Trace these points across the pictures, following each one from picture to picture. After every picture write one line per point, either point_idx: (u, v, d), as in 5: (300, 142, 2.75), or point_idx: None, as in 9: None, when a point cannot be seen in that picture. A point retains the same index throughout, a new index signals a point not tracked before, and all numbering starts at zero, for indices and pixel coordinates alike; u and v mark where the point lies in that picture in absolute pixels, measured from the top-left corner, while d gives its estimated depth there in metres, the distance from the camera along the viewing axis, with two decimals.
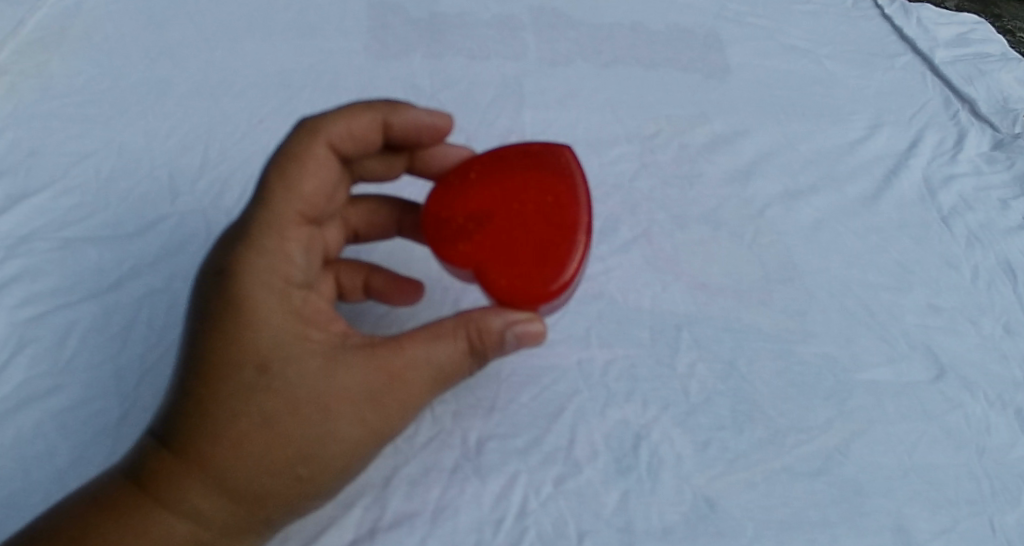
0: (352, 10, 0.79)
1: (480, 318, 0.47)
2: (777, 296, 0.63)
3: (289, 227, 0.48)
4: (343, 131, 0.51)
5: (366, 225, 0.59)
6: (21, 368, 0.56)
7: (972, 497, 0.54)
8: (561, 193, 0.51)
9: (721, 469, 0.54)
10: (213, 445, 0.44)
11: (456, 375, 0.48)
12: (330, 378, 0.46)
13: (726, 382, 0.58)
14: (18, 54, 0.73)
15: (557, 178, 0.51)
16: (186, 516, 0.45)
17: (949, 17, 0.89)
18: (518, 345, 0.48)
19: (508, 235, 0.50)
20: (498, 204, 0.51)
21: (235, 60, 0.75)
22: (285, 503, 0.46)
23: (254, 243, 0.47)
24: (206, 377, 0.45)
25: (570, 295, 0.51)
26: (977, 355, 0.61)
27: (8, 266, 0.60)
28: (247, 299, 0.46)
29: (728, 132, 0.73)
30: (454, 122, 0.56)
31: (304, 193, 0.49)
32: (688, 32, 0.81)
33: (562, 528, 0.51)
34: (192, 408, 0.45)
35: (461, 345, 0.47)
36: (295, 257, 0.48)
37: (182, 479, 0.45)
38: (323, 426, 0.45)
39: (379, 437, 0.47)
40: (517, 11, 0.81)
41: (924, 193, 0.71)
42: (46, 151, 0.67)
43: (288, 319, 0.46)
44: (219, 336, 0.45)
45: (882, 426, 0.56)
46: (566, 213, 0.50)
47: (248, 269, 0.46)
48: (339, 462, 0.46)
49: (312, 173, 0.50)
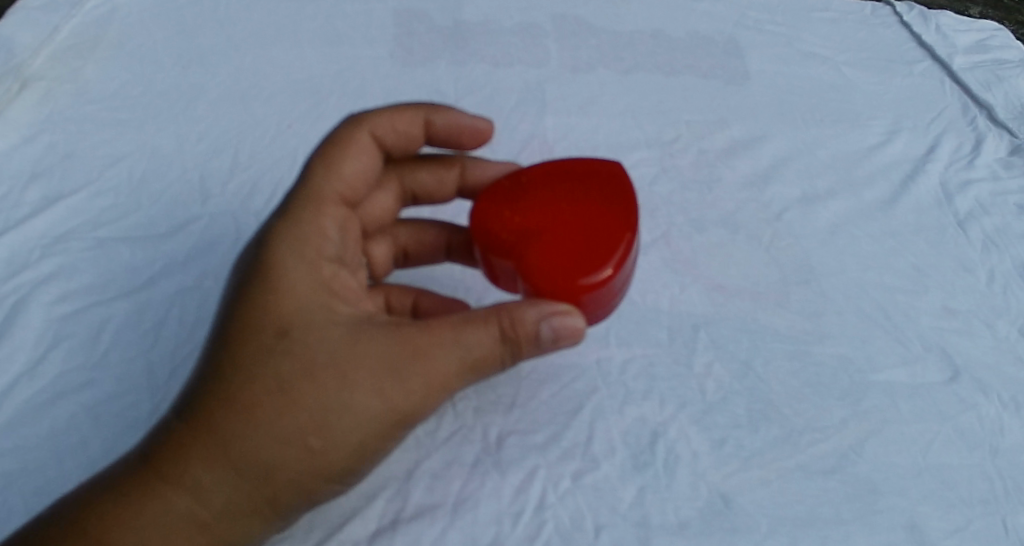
0: (379, 18, 0.82)
1: (515, 309, 0.46)
2: (793, 298, 0.64)
3: (326, 203, 0.51)
4: (386, 124, 0.55)
5: (414, 243, 0.62)
6: (56, 362, 0.58)
7: (985, 497, 0.55)
8: (612, 199, 0.52)
9: (736, 466, 0.55)
10: (228, 406, 0.46)
11: (485, 365, 0.47)
12: (349, 347, 0.46)
13: (742, 382, 0.59)
14: (54, 61, 0.76)
15: (610, 186, 0.53)
16: (192, 487, 0.46)
17: (969, 24, 0.89)
18: (555, 341, 0.47)
19: (554, 230, 0.51)
20: (547, 203, 0.53)
21: (265, 66, 0.77)
22: (294, 477, 0.46)
23: (293, 215, 0.50)
24: (231, 340, 0.47)
25: (609, 296, 0.51)
26: (991, 357, 0.62)
27: (45, 264, 0.63)
28: (276, 267, 0.48)
29: (747, 137, 0.74)
30: (494, 127, 0.58)
31: (344, 174, 0.53)
32: (708, 39, 0.83)
33: (579, 521, 0.52)
34: (214, 371, 0.47)
35: (491, 331, 0.46)
36: (328, 232, 0.51)
37: (194, 443, 0.46)
38: (336, 395, 0.45)
39: (395, 416, 0.47)
40: (539, 18, 0.83)
41: (940, 198, 0.72)
42: (81, 153, 0.70)
43: (314, 290, 0.48)
44: (247, 302, 0.48)
45: (896, 426, 0.57)
46: (615, 216, 0.51)
47: (282, 238, 0.49)
48: (351, 437, 0.46)
49: (353, 157, 0.53)
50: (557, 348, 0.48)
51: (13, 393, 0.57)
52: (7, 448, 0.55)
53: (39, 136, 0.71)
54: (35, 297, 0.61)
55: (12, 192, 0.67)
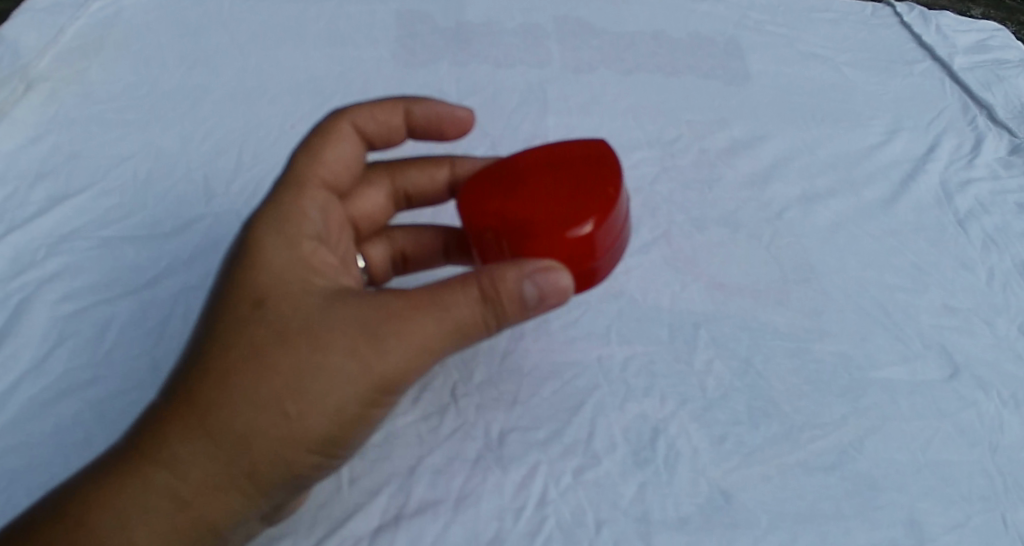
0: (382, 19, 0.82)
1: (495, 270, 0.46)
2: (794, 296, 0.64)
3: (307, 186, 0.53)
4: (367, 115, 0.57)
5: (412, 245, 0.63)
6: (61, 359, 0.59)
7: (985, 493, 0.55)
8: (593, 164, 0.51)
9: (736, 462, 0.55)
10: (206, 378, 0.46)
11: (467, 329, 0.47)
12: (325, 314, 0.47)
13: (742, 379, 0.59)
14: (60, 62, 0.77)
15: (589, 147, 0.53)
16: (170, 462, 0.45)
17: (969, 24, 0.89)
18: (540, 301, 0.46)
19: (536, 192, 0.50)
20: (528, 167, 0.52)
21: (269, 67, 0.78)
22: (272, 447, 0.45)
23: (275, 197, 0.52)
24: (213, 317, 0.48)
25: (596, 252, 0.50)
26: (991, 355, 0.62)
27: (50, 263, 0.63)
28: (255, 243, 0.49)
29: (748, 137, 0.75)
30: (474, 115, 0.60)
31: (326, 160, 0.54)
32: (709, 40, 0.83)
33: (580, 516, 0.52)
34: (196, 348, 0.48)
35: (470, 293, 0.46)
36: (308, 211, 0.52)
37: (173, 418, 0.46)
38: (312, 359, 0.45)
39: (374, 381, 0.46)
40: (541, 20, 0.83)
41: (940, 197, 0.72)
42: (86, 154, 0.71)
43: (292, 263, 0.49)
44: (228, 280, 0.49)
45: (896, 423, 0.58)
46: (594, 172, 0.51)
47: (263, 217, 0.51)
48: (329, 403, 0.46)
49: (335, 144, 0.55)
50: (543, 308, 0.47)
51: (19, 390, 0.57)
52: (13, 445, 0.55)
53: (45, 136, 0.71)
54: (40, 295, 0.62)
55: (18, 192, 0.67)
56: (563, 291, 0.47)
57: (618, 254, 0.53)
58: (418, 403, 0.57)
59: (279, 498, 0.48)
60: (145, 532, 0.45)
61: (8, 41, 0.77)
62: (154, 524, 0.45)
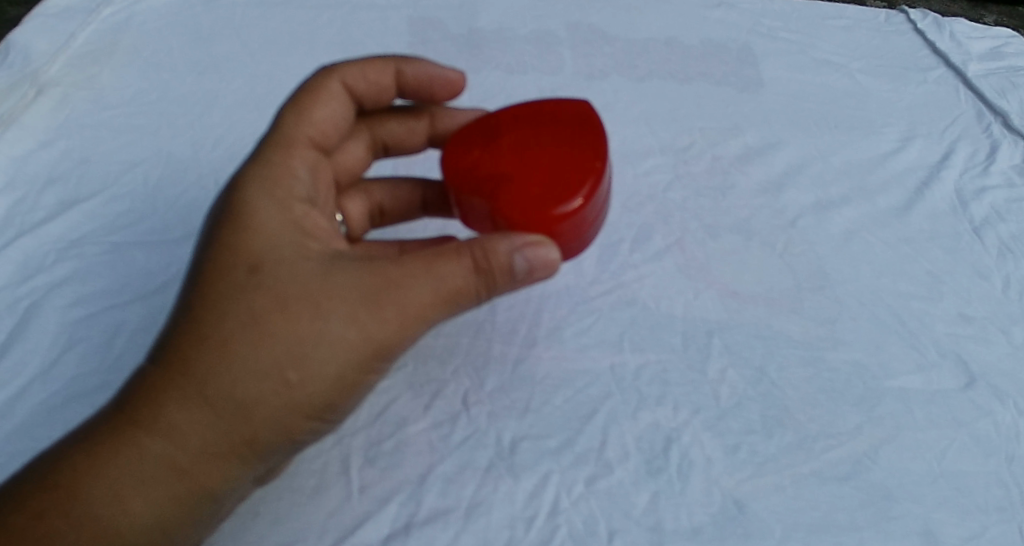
0: (394, 26, 0.83)
1: (487, 242, 0.48)
2: (808, 304, 0.63)
3: (296, 146, 0.54)
4: (357, 74, 0.58)
5: (390, 198, 0.65)
6: (70, 365, 0.59)
7: (1001, 504, 0.55)
8: (576, 130, 0.54)
9: (750, 472, 0.55)
10: (201, 346, 0.47)
11: (460, 298, 0.49)
12: (323, 280, 0.48)
13: (756, 388, 0.59)
14: (70, 68, 0.77)
15: (576, 121, 0.54)
16: (168, 430, 0.47)
17: (983, 31, 0.89)
18: (529, 273, 0.48)
19: (525, 169, 0.52)
20: (516, 141, 0.54)
21: (281, 73, 0.78)
22: (273, 414, 0.47)
23: (263, 158, 0.52)
24: (202, 280, 0.48)
25: (583, 225, 0.52)
26: (1008, 364, 0.61)
27: (61, 268, 0.64)
28: (247, 205, 0.50)
29: (761, 144, 0.75)
30: (464, 77, 0.63)
31: (315, 121, 0.55)
32: (722, 47, 0.83)
33: (593, 526, 0.52)
34: (184, 314, 0.48)
35: (465, 264, 0.48)
36: (298, 172, 0.53)
37: (167, 387, 0.47)
38: (311, 327, 0.47)
39: (372, 347, 0.48)
40: (554, 26, 0.83)
41: (955, 204, 0.72)
42: (97, 159, 0.71)
43: (286, 227, 0.50)
44: (217, 242, 0.49)
45: (911, 433, 0.57)
46: (585, 148, 0.53)
47: (252, 180, 0.51)
48: (328, 369, 0.47)
49: (324, 103, 0.56)
50: (531, 280, 0.49)
51: (29, 395, 0.58)
52: (23, 450, 0.56)
53: (55, 142, 0.72)
54: (50, 300, 0.62)
55: (28, 196, 0.68)
56: (551, 264, 0.49)
57: (599, 225, 0.55)
58: (429, 410, 0.57)
59: (274, 462, 0.50)
60: (144, 501, 0.46)
61: (19, 47, 0.78)
62: (153, 493, 0.47)
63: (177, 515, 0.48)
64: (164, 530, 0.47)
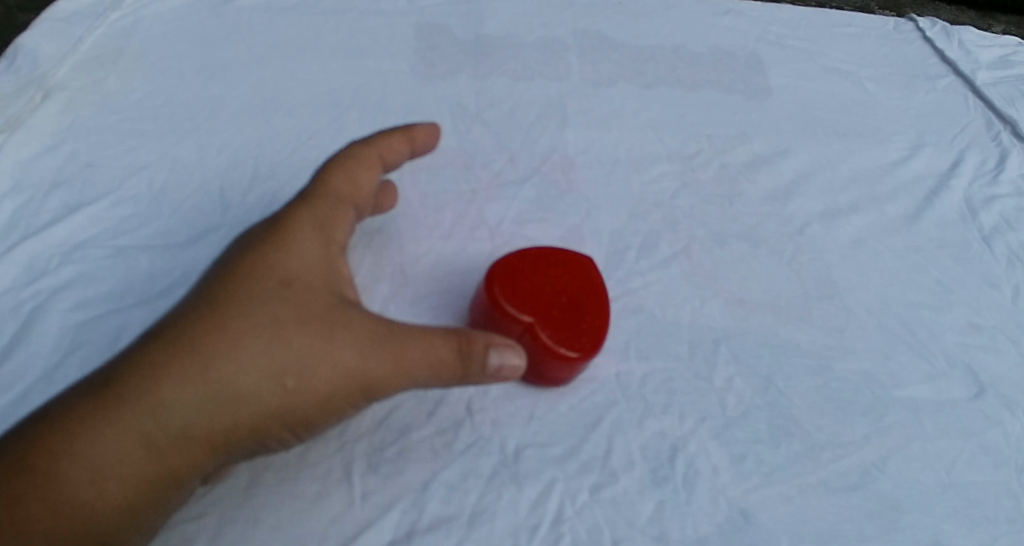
0: (401, 32, 0.83)
1: (476, 336, 0.50)
2: (816, 313, 0.63)
3: (343, 199, 0.55)
4: (403, 144, 0.60)
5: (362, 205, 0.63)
6: (72, 369, 0.59)
7: (1010, 514, 0.54)
8: (579, 309, 0.57)
9: (756, 481, 0.54)
10: (216, 328, 0.47)
11: (443, 376, 0.50)
12: (342, 315, 0.49)
13: (764, 397, 0.58)
14: (77, 72, 0.77)
15: (583, 298, 0.58)
16: (152, 405, 0.45)
17: (992, 39, 0.89)
18: (498, 373, 0.50)
19: (523, 292, 0.56)
20: (521, 271, 0.58)
21: (287, 79, 0.78)
22: (257, 416, 0.46)
23: (308, 193, 0.54)
24: (230, 277, 0.49)
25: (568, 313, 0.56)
26: (1017, 374, 0.61)
27: (64, 272, 0.63)
28: (291, 228, 0.52)
29: (768, 152, 0.74)
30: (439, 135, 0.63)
31: (360, 180, 0.57)
32: (730, 54, 0.83)
33: (596, 535, 0.52)
34: (202, 301, 0.48)
35: (456, 344, 0.49)
36: (342, 220, 0.55)
37: (163, 361, 0.46)
38: (321, 347, 0.48)
39: (365, 385, 0.49)
40: (561, 32, 0.84)
41: (965, 212, 0.71)
42: (104, 164, 0.71)
43: (320, 261, 0.51)
44: (254, 251, 0.50)
45: (920, 443, 0.56)
46: (582, 336, 0.56)
47: (298, 210, 0.53)
48: (323, 390, 0.48)
49: (368, 169, 0.58)
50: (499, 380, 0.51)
51: (30, 399, 0.57)
52: None
53: (61, 146, 0.72)
54: (53, 303, 0.62)
55: (33, 201, 0.68)
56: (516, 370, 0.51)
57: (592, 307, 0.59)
58: (433, 417, 0.56)
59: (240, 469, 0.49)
60: (114, 479, 0.44)
61: (26, 50, 0.78)
62: (123, 469, 0.44)
63: (138, 504, 0.45)
64: (119, 513, 0.44)
